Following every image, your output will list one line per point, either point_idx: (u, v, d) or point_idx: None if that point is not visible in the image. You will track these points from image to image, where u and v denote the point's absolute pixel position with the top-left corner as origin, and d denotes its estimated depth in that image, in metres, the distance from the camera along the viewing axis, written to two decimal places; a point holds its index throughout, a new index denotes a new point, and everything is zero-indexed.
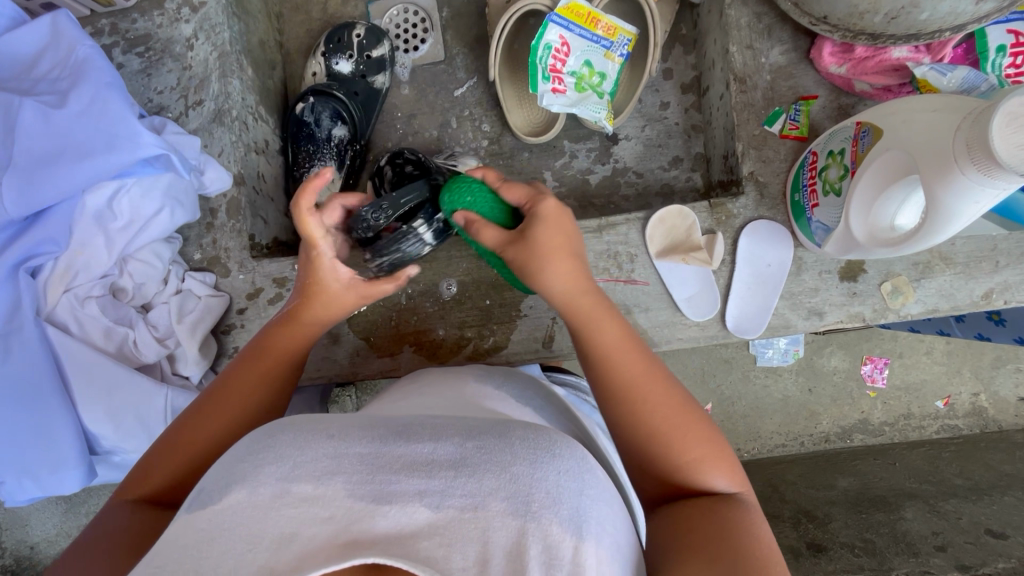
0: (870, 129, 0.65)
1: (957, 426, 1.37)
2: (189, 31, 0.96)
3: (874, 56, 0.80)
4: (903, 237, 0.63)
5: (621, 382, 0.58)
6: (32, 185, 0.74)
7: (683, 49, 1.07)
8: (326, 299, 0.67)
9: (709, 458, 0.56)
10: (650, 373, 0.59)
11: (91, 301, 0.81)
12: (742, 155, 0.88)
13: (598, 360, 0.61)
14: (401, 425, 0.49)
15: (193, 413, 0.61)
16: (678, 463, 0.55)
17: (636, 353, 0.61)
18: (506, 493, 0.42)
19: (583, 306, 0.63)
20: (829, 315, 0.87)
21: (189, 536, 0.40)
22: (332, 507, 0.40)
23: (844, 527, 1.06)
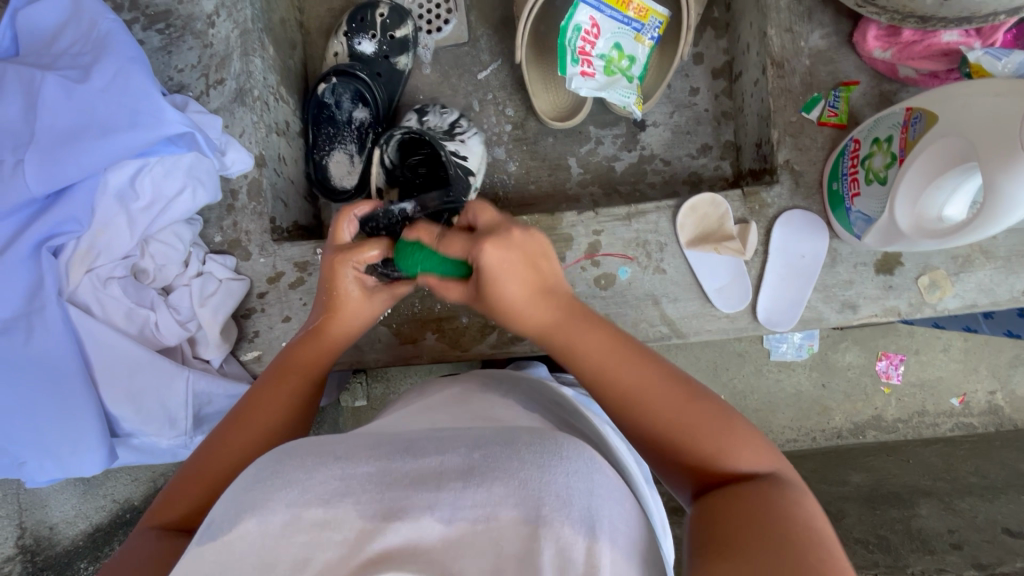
0: (925, 113, 0.63)
1: (972, 424, 1.35)
2: (210, 8, 0.93)
3: (922, 40, 0.77)
4: (954, 227, 0.60)
5: (618, 388, 0.57)
6: (53, 162, 0.72)
7: (715, 33, 1.04)
8: (348, 312, 0.69)
9: (728, 442, 0.53)
10: (643, 381, 0.56)
11: (113, 282, 0.80)
12: (778, 142, 0.86)
13: (589, 377, 0.59)
14: (407, 440, 0.47)
15: (221, 435, 0.62)
16: (701, 454, 0.53)
17: (627, 355, 0.58)
18: (517, 499, 0.40)
19: (564, 324, 0.61)
20: (863, 309, 0.85)
21: (203, 565, 0.38)
22: (345, 530, 0.38)
23: (858, 523, 1.06)
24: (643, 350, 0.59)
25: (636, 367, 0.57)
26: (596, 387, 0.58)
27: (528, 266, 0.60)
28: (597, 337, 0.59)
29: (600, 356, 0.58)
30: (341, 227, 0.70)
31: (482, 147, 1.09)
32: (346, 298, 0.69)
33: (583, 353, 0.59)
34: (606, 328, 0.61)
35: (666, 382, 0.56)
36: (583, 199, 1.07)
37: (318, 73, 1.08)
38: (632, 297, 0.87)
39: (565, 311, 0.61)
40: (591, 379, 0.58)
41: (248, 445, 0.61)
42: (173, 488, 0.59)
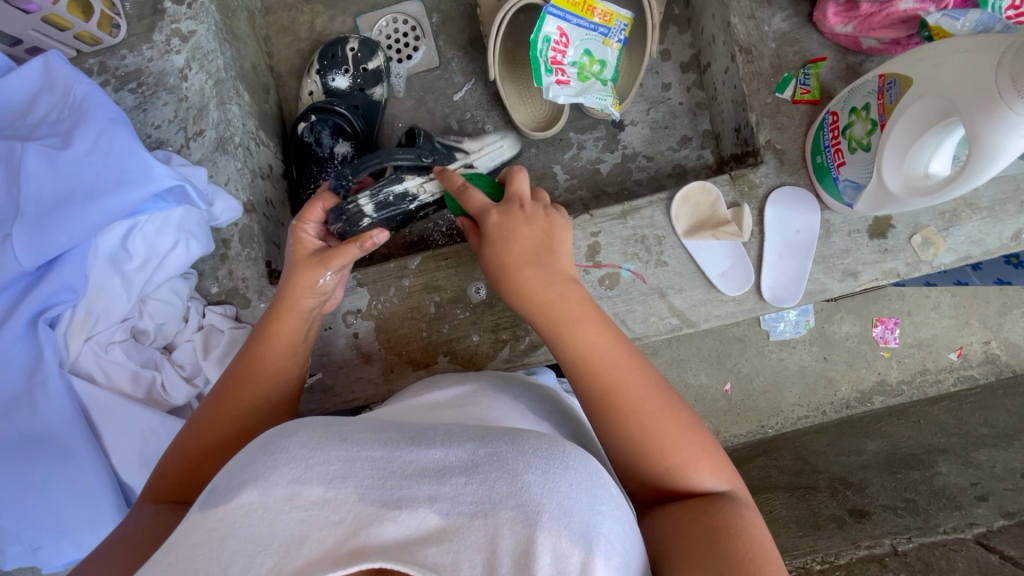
0: (897, 77, 0.65)
1: (973, 376, 1.38)
2: (181, 62, 0.93)
3: (879, 10, 0.79)
4: (938, 183, 0.63)
5: (602, 380, 0.57)
6: (42, 234, 0.70)
7: (678, 29, 1.07)
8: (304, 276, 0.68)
9: (698, 457, 0.54)
10: (623, 370, 0.57)
11: (115, 347, 0.78)
12: (757, 124, 0.88)
13: (569, 359, 0.60)
14: (414, 429, 0.48)
15: (205, 410, 0.62)
16: (659, 467, 0.54)
17: (623, 356, 0.58)
18: (517, 501, 0.41)
19: (565, 307, 0.61)
20: (864, 274, 0.87)
21: (204, 533, 0.40)
22: (342, 511, 0.40)
23: (882, 489, 1.04)
24: (641, 366, 0.58)
25: (627, 370, 0.57)
26: (586, 393, 0.58)
27: (546, 241, 0.65)
28: (598, 329, 0.60)
29: (598, 345, 0.59)
30: (313, 206, 0.72)
31: None
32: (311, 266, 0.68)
33: (585, 336, 0.59)
34: (601, 329, 0.60)
35: (652, 388, 0.57)
36: (573, 205, 1.08)
37: (295, 115, 1.09)
38: (639, 293, 0.88)
39: (570, 296, 0.62)
40: (584, 370, 0.58)
41: (238, 416, 0.62)
42: (163, 467, 0.60)
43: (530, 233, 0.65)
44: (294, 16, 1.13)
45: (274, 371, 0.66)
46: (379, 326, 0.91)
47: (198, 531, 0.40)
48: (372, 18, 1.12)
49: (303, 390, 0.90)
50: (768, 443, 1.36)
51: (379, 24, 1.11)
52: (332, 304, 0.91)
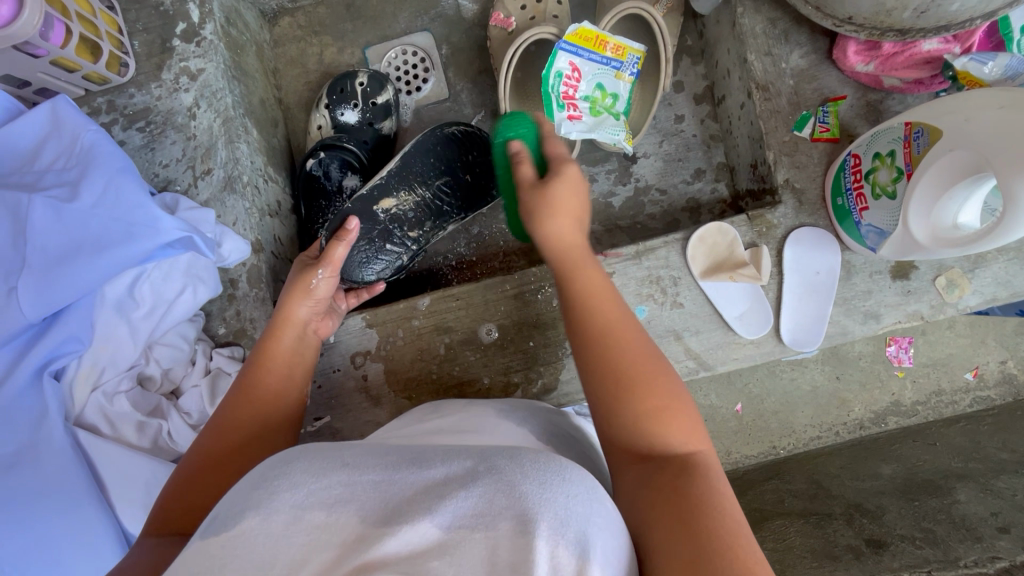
0: (926, 128, 0.63)
1: (990, 397, 1.34)
2: (189, 100, 0.92)
3: (902, 51, 0.77)
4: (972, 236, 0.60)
5: (593, 321, 0.59)
6: (49, 285, 0.69)
7: (691, 60, 1.05)
8: (309, 289, 0.73)
9: (679, 425, 0.51)
10: (612, 319, 0.59)
11: (121, 396, 0.76)
12: (775, 163, 0.86)
13: (577, 300, 0.61)
14: (415, 451, 0.46)
15: (212, 427, 0.63)
16: (633, 413, 0.52)
17: (614, 305, 0.60)
18: (516, 510, 0.38)
19: (572, 255, 0.65)
20: (886, 317, 0.84)
21: (206, 559, 0.37)
22: (343, 533, 0.37)
23: (900, 518, 1.01)
24: (632, 321, 0.59)
25: (617, 314, 0.60)
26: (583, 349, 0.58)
27: (574, 204, 0.68)
28: (600, 280, 0.63)
29: (594, 289, 0.61)
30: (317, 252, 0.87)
31: None
32: (304, 273, 0.74)
33: (576, 274, 0.63)
34: (601, 278, 0.63)
35: (640, 341, 0.57)
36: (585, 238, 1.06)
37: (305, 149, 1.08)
38: (654, 335, 0.86)
39: (580, 248, 0.66)
40: (582, 318, 0.59)
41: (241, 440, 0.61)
42: (169, 492, 0.58)
43: (566, 191, 0.68)
44: (302, 48, 1.12)
45: (276, 395, 0.66)
46: (388, 367, 0.89)
47: (198, 555, 0.37)
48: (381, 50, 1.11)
49: (311, 433, 0.88)
50: (780, 464, 1.33)
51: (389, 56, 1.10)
52: (341, 346, 0.90)
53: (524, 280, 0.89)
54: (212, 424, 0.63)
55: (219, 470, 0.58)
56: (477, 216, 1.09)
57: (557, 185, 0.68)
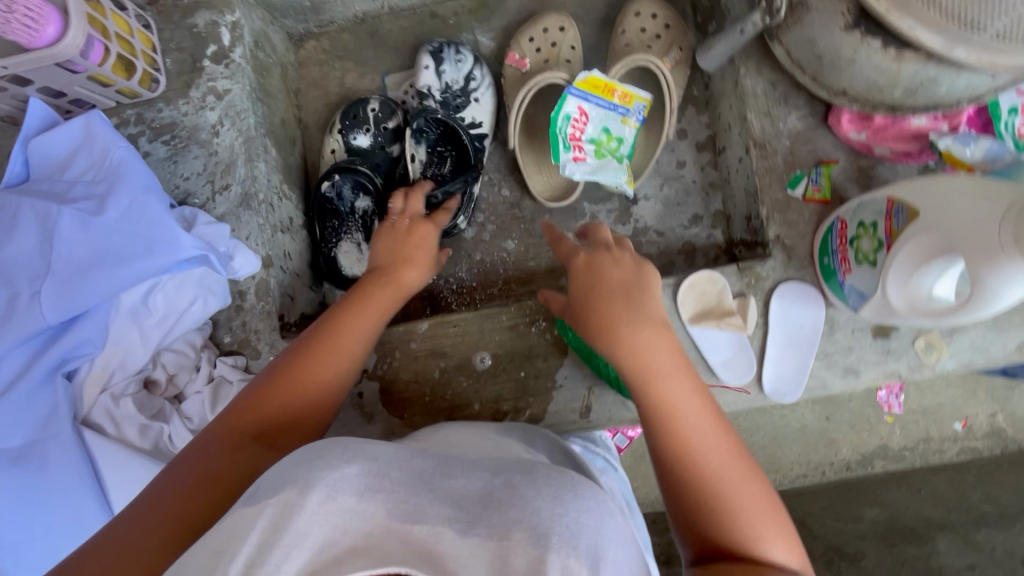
0: (905, 206, 0.67)
1: (978, 449, 1.25)
2: (214, 118, 0.97)
3: (892, 124, 0.83)
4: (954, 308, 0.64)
5: (676, 428, 0.57)
6: (70, 292, 0.72)
7: (696, 109, 1.10)
8: (414, 269, 0.79)
9: (765, 531, 0.52)
10: (695, 417, 0.57)
11: (126, 399, 0.79)
12: (767, 218, 0.90)
13: (648, 405, 0.59)
14: (439, 459, 0.50)
15: (261, 387, 0.62)
16: (733, 535, 0.52)
17: (705, 407, 0.59)
18: (529, 524, 0.40)
19: (653, 355, 0.60)
20: (865, 373, 0.88)
21: (243, 522, 0.40)
22: (371, 523, 0.41)
23: (877, 564, 1.13)
24: (720, 424, 0.58)
25: (699, 410, 0.58)
26: (659, 413, 0.58)
27: (641, 284, 0.65)
28: (670, 339, 0.62)
29: (685, 395, 0.59)
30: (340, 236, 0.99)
31: (479, 228, 1.13)
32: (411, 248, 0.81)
33: (649, 359, 0.60)
34: (692, 389, 0.59)
35: (730, 452, 0.56)
36: None
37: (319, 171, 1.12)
38: None
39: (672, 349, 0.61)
40: (664, 420, 0.57)
41: (315, 382, 0.64)
42: (242, 407, 0.61)
43: (621, 274, 0.66)
44: (325, 71, 1.17)
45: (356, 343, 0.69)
46: (383, 387, 0.92)
47: (234, 524, 0.41)
48: (435, 64, 1.07)
49: None
50: None
51: (445, 72, 1.08)
52: None
53: (519, 312, 0.93)
54: (261, 381, 0.63)
55: (296, 399, 0.62)
56: (481, 243, 1.13)
57: (619, 267, 0.67)
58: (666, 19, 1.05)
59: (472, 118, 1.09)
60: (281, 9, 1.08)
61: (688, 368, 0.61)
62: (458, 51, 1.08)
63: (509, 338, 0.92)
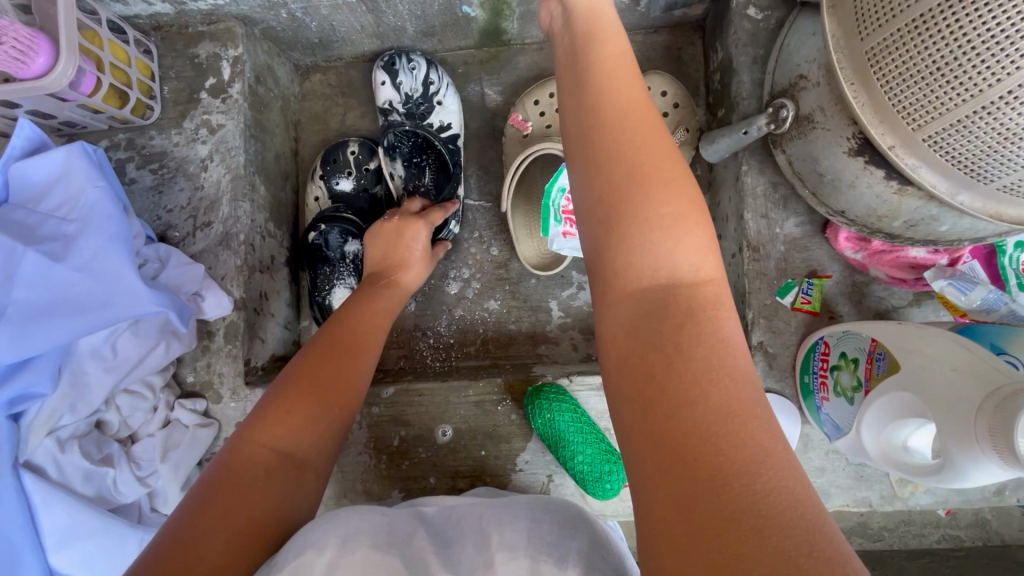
0: (889, 354, 0.64)
1: (959, 537, 1.17)
2: (205, 152, 0.95)
3: (890, 250, 0.81)
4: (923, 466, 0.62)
5: (662, 201, 0.50)
6: (24, 336, 0.70)
7: (697, 190, 1.06)
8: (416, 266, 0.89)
9: (726, 313, 0.47)
10: (648, 160, 0.52)
11: (73, 444, 0.77)
12: (752, 323, 0.87)
13: (632, 173, 0.52)
14: (426, 520, 0.60)
15: (287, 382, 0.65)
16: (696, 311, 0.46)
17: (696, 212, 0.51)
18: (513, 540, 0.51)
19: (652, 151, 0.53)
20: (835, 497, 0.84)
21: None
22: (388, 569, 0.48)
23: None
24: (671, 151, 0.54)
25: (691, 213, 0.51)
26: (597, 152, 0.54)
27: (649, 140, 0.53)
28: (637, 97, 0.56)
29: (679, 198, 0.51)
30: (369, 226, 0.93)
31: (463, 284, 1.11)
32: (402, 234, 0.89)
33: (614, 111, 0.55)
34: (694, 209, 0.51)
35: (680, 186, 0.51)
36: (563, 341, 1.08)
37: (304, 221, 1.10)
38: None
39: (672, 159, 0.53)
40: (604, 147, 0.53)
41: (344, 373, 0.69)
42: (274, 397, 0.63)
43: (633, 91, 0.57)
44: (328, 106, 1.16)
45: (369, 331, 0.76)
46: (339, 448, 0.90)
47: None
48: (391, 77, 1.07)
49: None
50: None
51: (402, 83, 1.07)
52: None
53: (487, 387, 0.90)
54: (278, 389, 0.65)
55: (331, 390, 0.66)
56: (463, 299, 1.10)
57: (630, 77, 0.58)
58: (676, 97, 1.02)
59: (441, 122, 1.07)
60: (288, 44, 1.07)
61: (646, 102, 0.56)
62: (410, 59, 1.07)
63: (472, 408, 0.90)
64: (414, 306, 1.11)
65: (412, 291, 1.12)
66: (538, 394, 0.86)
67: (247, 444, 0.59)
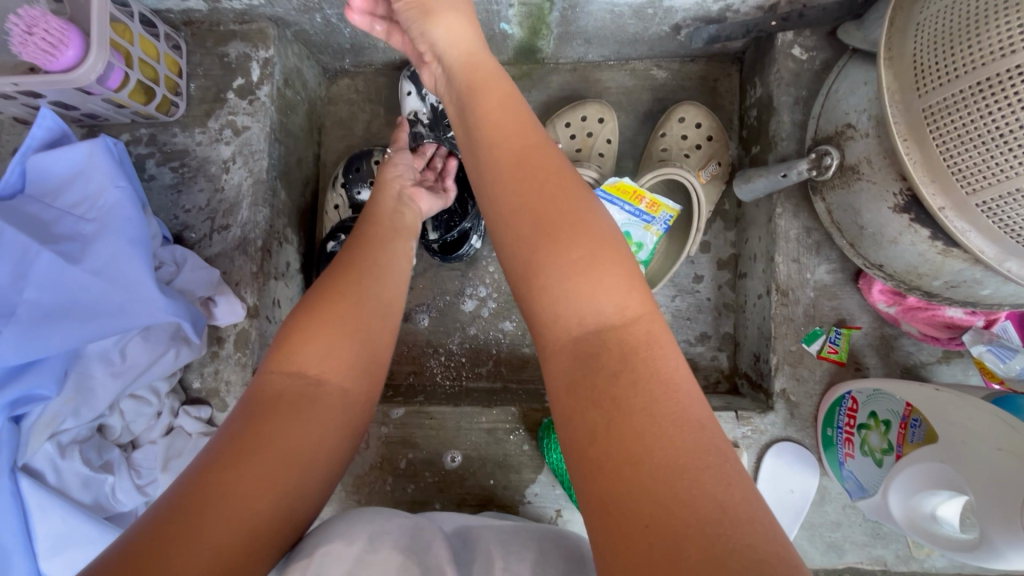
0: (923, 421, 0.62)
1: None
2: (227, 153, 0.93)
3: (926, 308, 0.79)
4: (947, 535, 0.60)
5: (573, 242, 0.54)
6: (33, 339, 0.68)
7: (724, 224, 1.04)
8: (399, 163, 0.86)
9: (657, 344, 0.50)
10: (552, 208, 0.56)
11: (73, 449, 0.74)
12: (776, 368, 0.85)
13: (535, 224, 0.55)
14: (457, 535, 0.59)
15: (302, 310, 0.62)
16: (619, 343, 0.50)
17: (609, 242, 0.54)
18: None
19: (555, 194, 0.56)
20: (849, 554, 0.82)
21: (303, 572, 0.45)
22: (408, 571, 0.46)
23: None
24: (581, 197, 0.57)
25: (601, 245, 0.54)
26: (512, 221, 0.57)
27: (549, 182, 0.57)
28: (531, 141, 0.60)
29: (592, 234, 0.54)
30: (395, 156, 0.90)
31: (479, 302, 1.09)
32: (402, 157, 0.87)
33: (510, 158, 0.59)
34: (610, 240, 0.55)
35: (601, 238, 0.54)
36: None
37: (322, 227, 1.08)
38: None
39: (575, 195, 0.56)
40: (517, 210, 0.57)
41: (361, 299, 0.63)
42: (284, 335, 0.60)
43: (523, 134, 0.60)
44: (354, 112, 1.14)
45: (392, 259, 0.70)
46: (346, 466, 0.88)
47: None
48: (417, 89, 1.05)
49: None
50: None
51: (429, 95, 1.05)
52: None
53: (500, 416, 0.88)
54: (294, 322, 0.61)
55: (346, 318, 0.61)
56: (478, 318, 1.08)
57: (521, 122, 0.61)
58: (709, 130, 1.01)
59: None
60: (318, 47, 1.04)
61: (545, 154, 0.59)
62: None
63: (486, 435, 0.88)
64: (428, 321, 1.09)
65: (426, 306, 1.10)
66: (555, 428, 0.83)
67: (274, 373, 0.56)
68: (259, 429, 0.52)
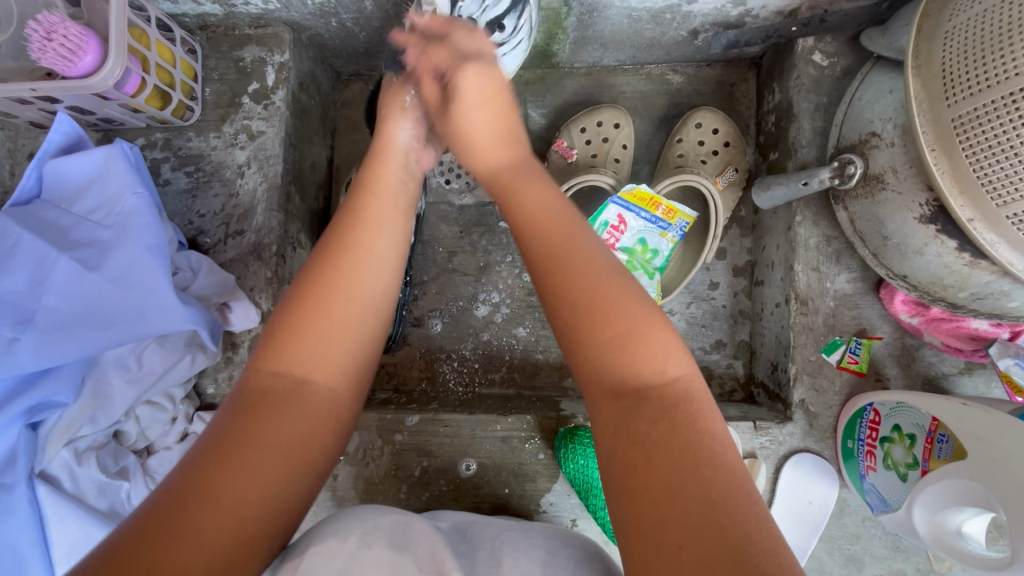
0: (951, 436, 0.62)
1: None
2: (242, 158, 0.93)
3: (950, 319, 0.78)
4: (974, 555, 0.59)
5: (610, 305, 0.54)
6: (51, 346, 0.68)
7: (740, 231, 1.03)
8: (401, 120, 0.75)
9: (695, 402, 0.50)
10: (586, 275, 0.56)
11: (90, 455, 0.74)
12: (795, 378, 0.84)
13: (570, 292, 0.56)
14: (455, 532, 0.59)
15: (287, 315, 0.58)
16: (659, 404, 0.49)
17: (645, 306, 0.55)
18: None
19: (586, 261, 0.57)
20: (869, 567, 0.81)
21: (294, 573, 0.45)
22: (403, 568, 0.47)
23: None
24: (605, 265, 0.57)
25: (635, 307, 0.54)
26: (552, 292, 0.57)
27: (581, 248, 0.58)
28: (558, 209, 0.62)
29: (626, 296, 0.54)
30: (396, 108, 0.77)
31: (492, 308, 1.08)
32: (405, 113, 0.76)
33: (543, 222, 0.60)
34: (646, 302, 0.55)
35: (636, 305, 0.54)
36: None
37: None
38: None
39: (608, 263, 0.57)
40: (550, 279, 0.57)
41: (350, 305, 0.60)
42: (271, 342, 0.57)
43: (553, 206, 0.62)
44: None
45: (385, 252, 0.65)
46: (360, 473, 0.88)
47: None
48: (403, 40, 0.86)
49: None
50: None
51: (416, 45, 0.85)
52: None
53: (515, 425, 0.87)
54: (278, 329, 0.58)
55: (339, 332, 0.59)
56: (491, 324, 1.08)
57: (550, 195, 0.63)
58: (726, 136, 1.00)
59: None
60: (332, 50, 1.04)
61: (567, 222, 0.60)
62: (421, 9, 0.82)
63: (502, 443, 0.87)
64: (440, 326, 1.09)
65: (439, 312, 1.09)
66: (571, 437, 0.82)
67: (261, 383, 0.54)
68: (253, 426, 0.51)
